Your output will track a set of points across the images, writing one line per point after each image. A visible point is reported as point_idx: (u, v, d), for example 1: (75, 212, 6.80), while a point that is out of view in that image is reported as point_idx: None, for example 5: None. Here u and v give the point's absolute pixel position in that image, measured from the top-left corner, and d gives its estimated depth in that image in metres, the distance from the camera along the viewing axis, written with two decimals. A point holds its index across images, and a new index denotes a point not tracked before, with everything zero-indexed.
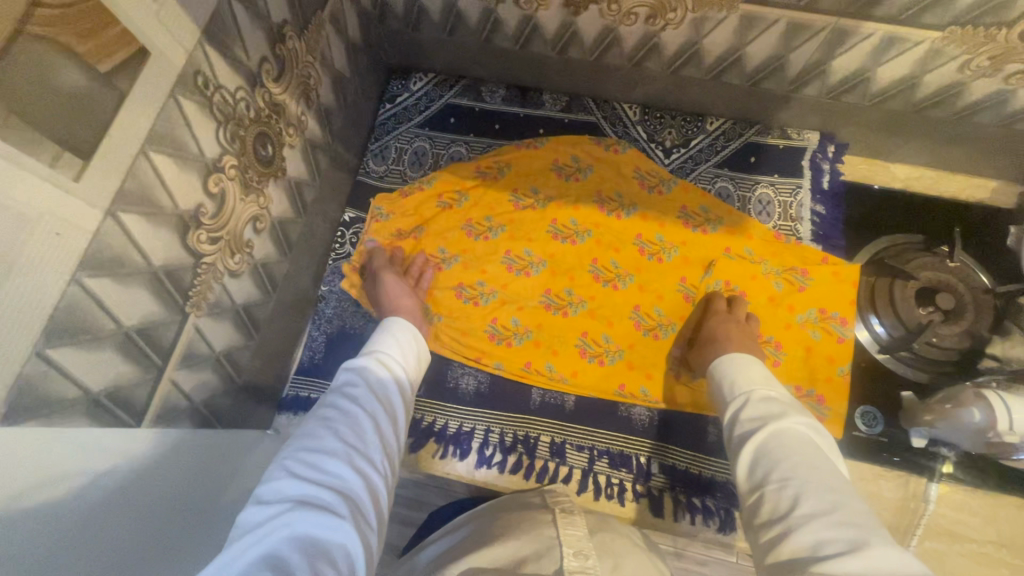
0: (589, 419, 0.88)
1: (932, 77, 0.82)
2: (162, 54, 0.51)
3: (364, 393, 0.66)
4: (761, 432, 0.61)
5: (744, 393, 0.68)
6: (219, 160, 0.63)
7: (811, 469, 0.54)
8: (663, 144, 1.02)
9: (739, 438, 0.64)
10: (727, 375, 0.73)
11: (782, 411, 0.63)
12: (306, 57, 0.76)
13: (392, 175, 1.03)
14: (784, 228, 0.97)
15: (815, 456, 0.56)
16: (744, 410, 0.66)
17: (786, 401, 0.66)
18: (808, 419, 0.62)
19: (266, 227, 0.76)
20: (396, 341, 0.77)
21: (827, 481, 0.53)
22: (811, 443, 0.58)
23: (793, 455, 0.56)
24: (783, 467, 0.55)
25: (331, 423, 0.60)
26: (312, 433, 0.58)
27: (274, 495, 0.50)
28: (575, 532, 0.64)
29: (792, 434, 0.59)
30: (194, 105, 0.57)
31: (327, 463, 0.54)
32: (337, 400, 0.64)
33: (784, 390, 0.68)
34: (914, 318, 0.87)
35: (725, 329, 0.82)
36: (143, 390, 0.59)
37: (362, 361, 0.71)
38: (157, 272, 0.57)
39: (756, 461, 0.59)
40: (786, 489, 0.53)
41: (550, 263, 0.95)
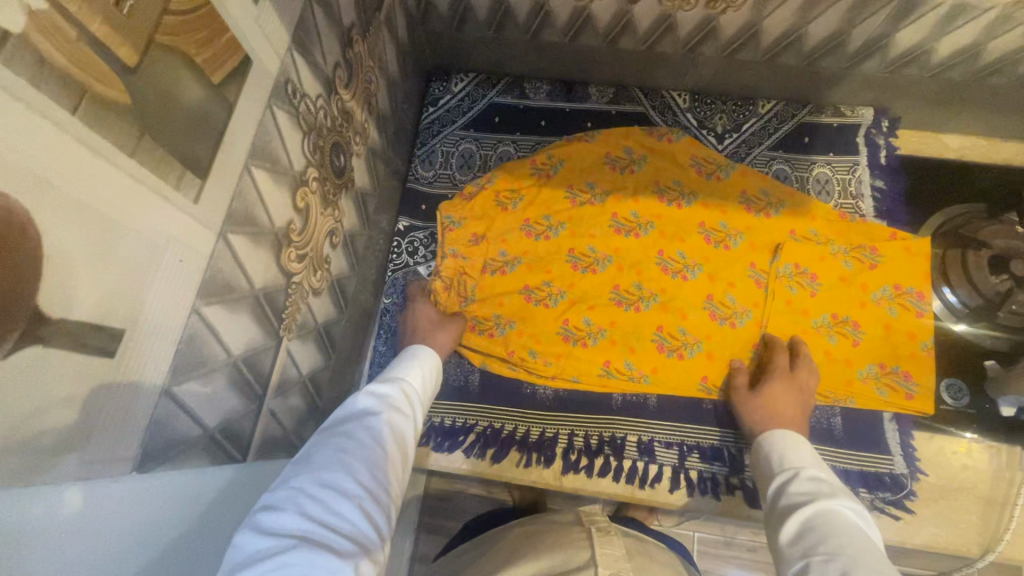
0: (674, 414, 0.86)
1: (997, 44, 0.81)
2: (260, 61, 0.48)
3: (385, 421, 0.60)
4: (809, 507, 0.59)
5: (793, 467, 0.66)
6: (305, 173, 0.60)
7: (862, 552, 0.51)
8: (715, 130, 1.00)
9: (784, 511, 0.61)
10: (776, 446, 0.70)
11: (831, 492, 0.60)
12: (368, 62, 0.74)
13: (441, 179, 1.00)
14: (846, 205, 0.95)
15: (868, 541, 0.53)
16: (791, 483, 0.64)
17: (839, 484, 0.63)
18: (860, 507, 0.59)
19: (340, 241, 0.72)
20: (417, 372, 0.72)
21: (880, 566, 0.50)
22: (864, 531, 0.55)
23: (845, 534, 0.54)
24: (834, 543, 0.53)
25: (345, 449, 0.54)
26: (323, 457, 0.52)
27: (275, 527, 0.44)
28: (612, 553, 0.64)
29: (844, 515, 0.57)
30: (285, 116, 0.54)
31: (336, 499, 0.48)
32: (355, 422, 0.58)
33: (834, 476, 0.66)
34: (989, 286, 0.86)
35: (780, 398, 0.77)
36: (248, 421, 0.55)
37: (383, 388, 0.66)
38: (259, 295, 0.53)
39: (802, 534, 0.57)
40: (834, 564, 0.51)
41: (616, 259, 0.92)
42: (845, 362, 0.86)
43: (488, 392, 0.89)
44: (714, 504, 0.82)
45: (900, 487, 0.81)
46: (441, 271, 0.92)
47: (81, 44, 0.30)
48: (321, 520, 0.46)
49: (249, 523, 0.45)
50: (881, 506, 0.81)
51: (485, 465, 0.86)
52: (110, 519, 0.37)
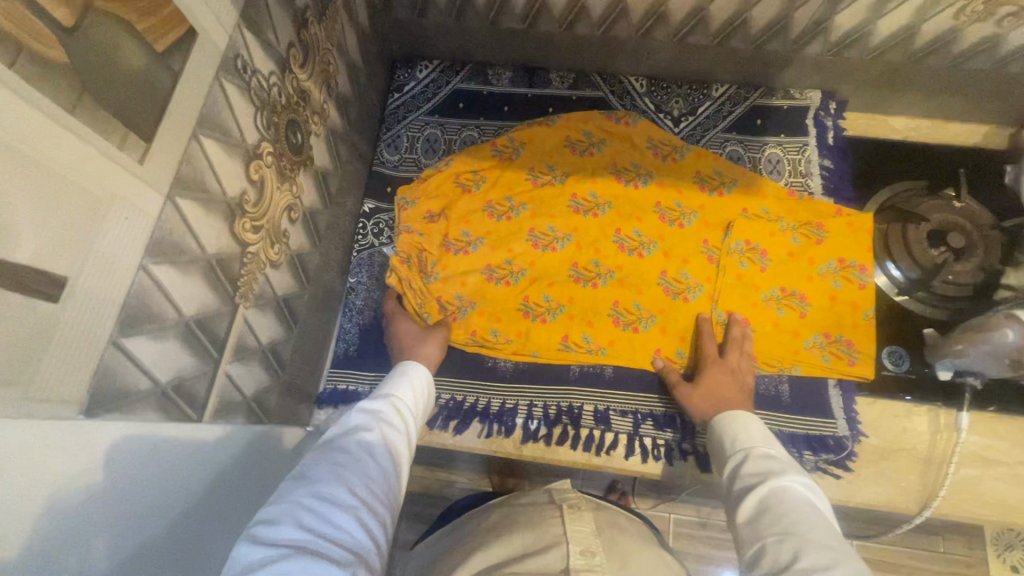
0: (629, 384, 0.89)
1: (929, 26, 0.86)
2: (207, 34, 0.50)
3: (376, 437, 0.63)
4: (762, 487, 0.62)
5: (744, 448, 0.70)
6: (258, 147, 0.62)
7: (812, 529, 0.55)
8: (671, 114, 1.04)
9: (739, 492, 0.64)
10: (729, 427, 0.74)
11: (781, 468, 0.64)
12: (325, 44, 0.76)
13: (406, 163, 1.03)
14: (795, 184, 0.99)
15: (816, 516, 0.57)
16: (744, 462, 0.67)
17: (786, 458, 0.67)
18: (807, 479, 0.63)
19: (299, 216, 0.75)
20: (408, 386, 0.76)
21: (830, 542, 0.53)
22: (812, 503, 0.59)
23: (795, 512, 0.57)
24: (786, 523, 0.56)
25: (338, 465, 0.57)
26: (318, 473, 0.56)
27: (274, 538, 0.48)
28: (582, 528, 0.66)
29: (793, 491, 0.60)
30: (235, 89, 0.56)
31: (333, 510, 0.52)
32: (346, 440, 0.61)
33: (782, 449, 0.69)
34: (928, 258, 0.91)
35: (715, 383, 0.81)
36: (204, 382, 0.58)
37: (374, 404, 0.69)
38: (211, 261, 0.56)
39: (756, 517, 0.59)
40: (788, 545, 0.54)
41: (574, 237, 0.96)
42: (791, 332, 0.90)
43: (449, 366, 0.92)
44: (667, 469, 0.85)
45: (843, 449, 0.85)
46: (398, 248, 0.95)
47: (17, 3, 0.33)
48: (318, 531, 0.49)
49: (249, 534, 0.49)
50: (824, 466, 0.85)
51: (447, 436, 0.89)
52: (30, 474, 0.37)
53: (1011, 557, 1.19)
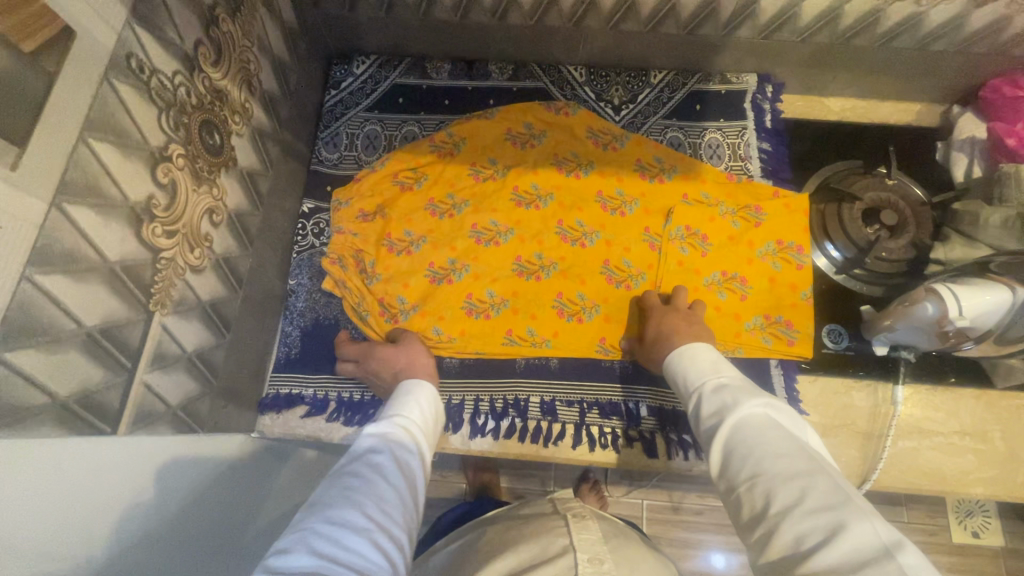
0: (575, 374, 0.89)
1: (853, 7, 0.86)
2: (87, 33, 0.49)
3: (388, 459, 0.62)
4: (723, 427, 0.61)
5: (698, 388, 0.69)
6: (166, 149, 0.60)
7: (775, 459, 0.55)
8: (612, 102, 1.04)
9: (704, 435, 0.64)
10: (682, 367, 0.74)
11: (735, 398, 0.64)
12: (242, 41, 0.74)
13: (346, 161, 1.01)
14: (735, 168, 1.00)
15: (778, 440, 0.57)
16: (702, 404, 0.67)
17: (739, 384, 0.67)
18: (761, 398, 0.63)
19: (223, 219, 0.73)
20: (416, 404, 0.73)
21: (795, 467, 0.53)
22: (771, 425, 0.59)
23: (757, 443, 0.57)
24: (751, 463, 0.56)
25: (351, 489, 0.56)
26: (331, 498, 0.54)
27: (287, 567, 0.46)
28: (588, 538, 0.63)
29: (751, 421, 0.60)
30: (130, 89, 0.54)
31: (347, 534, 0.50)
32: (357, 465, 0.60)
33: (733, 373, 0.70)
34: (863, 236, 0.92)
35: (670, 325, 0.82)
36: (115, 394, 0.56)
37: (383, 428, 0.67)
38: (114, 267, 0.54)
39: (724, 460, 0.59)
40: (757, 486, 0.54)
41: (517, 231, 0.95)
42: (733, 315, 0.91)
43: None
44: (614, 456, 0.86)
45: None
46: (330, 249, 0.94)
47: None
48: (335, 555, 0.47)
49: (261, 567, 0.47)
50: None
51: None
52: None
53: (970, 522, 1.23)
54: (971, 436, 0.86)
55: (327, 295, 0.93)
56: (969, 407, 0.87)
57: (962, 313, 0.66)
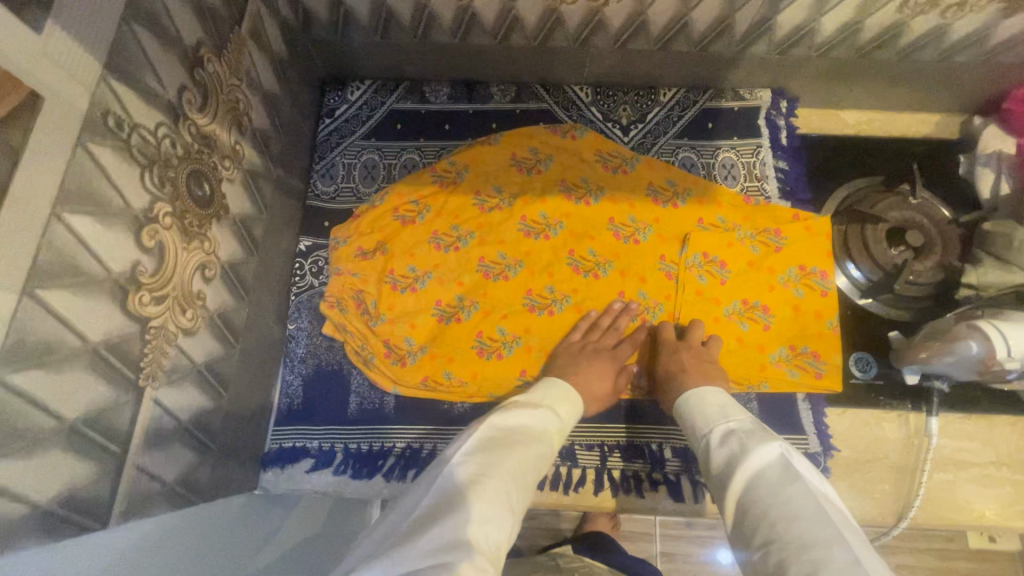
0: (594, 416, 0.85)
1: (874, 20, 0.82)
2: (58, 96, 0.43)
3: (543, 449, 0.61)
4: (735, 483, 0.57)
5: (707, 436, 0.65)
6: (151, 210, 0.55)
7: (790, 523, 0.50)
8: (620, 122, 0.99)
9: (717, 491, 0.59)
10: (692, 415, 0.70)
11: (745, 448, 0.59)
12: (230, 80, 0.69)
13: (343, 194, 0.96)
14: (751, 189, 0.96)
15: (792, 499, 0.52)
16: (711, 454, 0.63)
17: (749, 430, 0.62)
18: (769, 446, 0.58)
19: (217, 273, 0.68)
20: (569, 400, 0.71)
21: (810, 533, 0.48)
22: (784, 479, 0.54)
23: (770, 504, 0.52)
24: (764, 527, 0.51)
25: (520, 465, 0.56)
26: (506, 462, 0.56)
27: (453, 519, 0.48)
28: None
29: (762, 477, 0.55)
30: (108, 151, 0.49)
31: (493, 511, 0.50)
32: (525, 441, 0.60)
33: (743, 417, 0.65)
34: (889, 259, 0.88)
35: (680, 364, 0.79)
36: (105, 485, 0.51)
37: (546, 415, 0.66)
38: (99, 348, 0.49)
39: (739, 521, 0.55)
40: (770, 554, 0.49)
41: (526, 263, 0.91)
42: (756, 347, 0.87)
43: (402, 412, 0.85)
44: (639, 501, 0.82)
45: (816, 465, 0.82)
46: (329, 292, 0.89)
47: None
48: (492, 529, 0.49)
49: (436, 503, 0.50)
50: None
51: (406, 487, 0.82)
52: None
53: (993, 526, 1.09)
54: (1007, 466, 0.82)
55: (329, 339, 0.88)
56: (1004, 435, 0.84)
57: (1012, 355, 0.64)
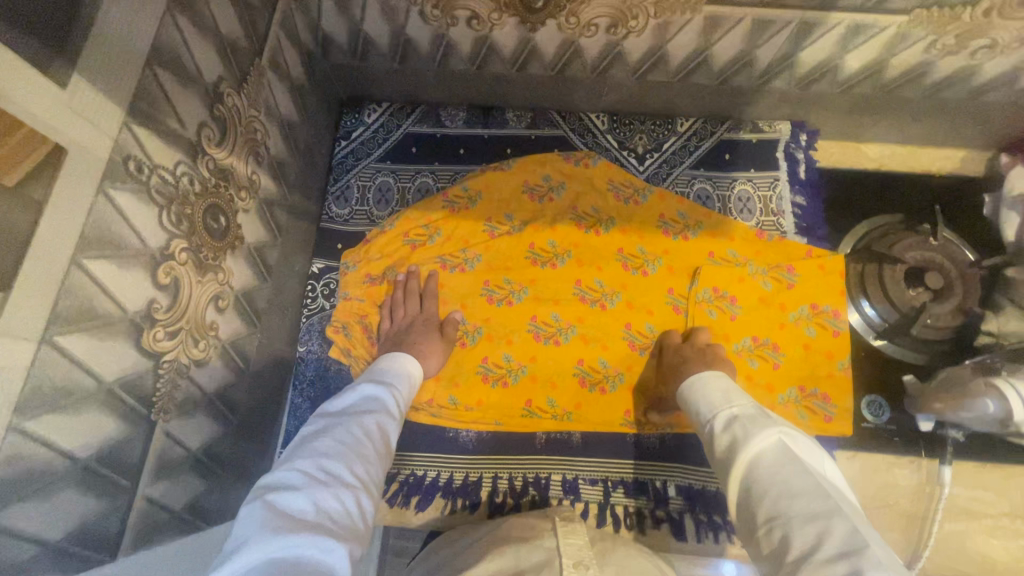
0: (598, 451, 0.85)
1: (900, 60, 0.81)
2: (83, 148, 0.44)
3: (375, 421, 0.63)
4: (738, 465, 0.54)
5: (711, 425, 0.62)
6: (168, 248, 0.56)
7: (793, 497, 0.47)
8: (636, 151, 0.99)
9: (721, 475, 0.56)
10: (699, 403, 0.66)
11: (748, 431, 0.56)
12: (249, 112, 0.69)
13: (357, 216, 0.97)
14: (767, 223, 0.94)
15: (792, 477, 0.49)
16: (715, 442, 0.59)
17: (751, 416, 0.59)
18: (770, 428, 0.55)
19: (230, 302, 0.69)
20: (406, 380, 0.74)
21: (810, 508, 0.46)
22: (785, 459, 0.51)
23: (772, 480, 0.50)
24: (767, 502, 0.48)
25: (343, 444, 0.57)
26: (324, 448, 0.56)
27: (287, 505, 0.47)
28: (576, 542, 0.57)
29: (764, 458, 0.52)
30: (128, 193, 0.50)
31: (335, 489, 0.51)
32: (348, 422, 0.61)
33: (746, 403, 0.62)
34: (905, 300, 0.87)
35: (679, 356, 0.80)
36: (115, 519, 0.52)
37: (371, 392, 0.68)
38: (112, 388, 0.50)
39: (742, 504, 0.52)
40: (775, 530, 0.46)
41: (532, 290, 0.90)
42: (765, 386, 0.85)
43: (408, 440, 0.87)
44: (641, 540, 0.81)
45: None
46: (335, 316, 0.88)
47: None
48: (336, 505, 0.50)
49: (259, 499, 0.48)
50: None
51: (410, 512, 0.84)
52: None
53: None
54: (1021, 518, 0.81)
55: (337, 362, 0.88)
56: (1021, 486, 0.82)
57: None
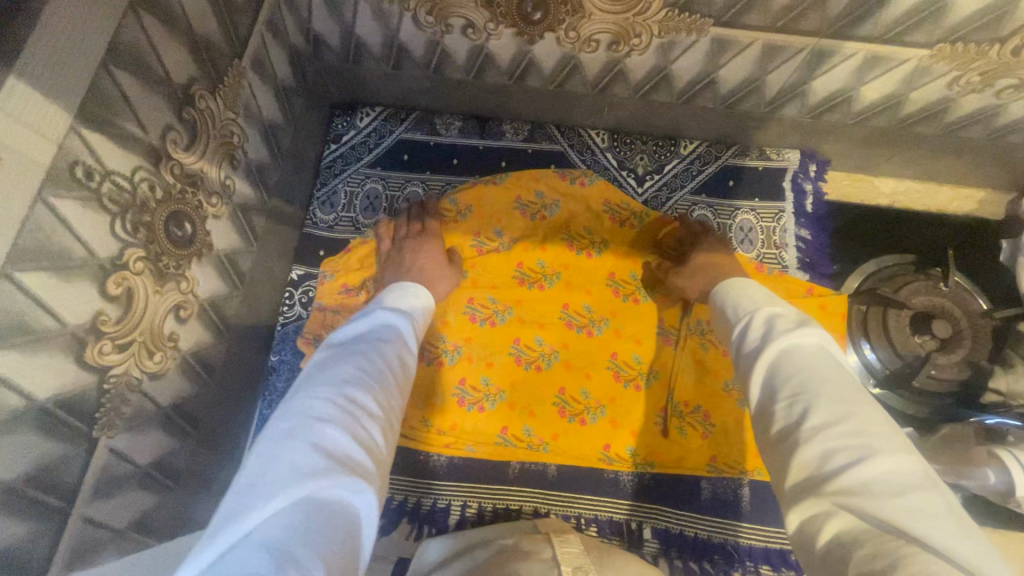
0: (572, 486, 0.81)
1: (919, 94, 0.76)
2: (21, 155, 0.41)
3: (395, 352, 0.58)
4: (771, 350, 0.51)
5: (748, 314, 0.57)
6: (121, 256, 0.53)
7: (830, 383, 0.46)
8: (636, 172, 0.95)
9: (747, 356, 0.54)
10: (727, 302, 0.62)
11: (793, 326, 0.53)
12: (225, 114, 0.67)
13: (342, 223, 0.94)
14: (768, 256, 0.89)
15: (830, 370, 0.47)
16: (748, 330, 0.56)
17: (791, 315, 0.55)
18: (814, 330, 0.52)
19: (193, 311, 0.66)
20: (422, 309, 0.69)
21: (843, 395, 0.45)
22: (822, 356, 0.49)
23: (812, 367, 0.47)
24: (798, 380, 0.47)
25: (365, 373, 0.52)
26: (346, 377, 0.50)
27: (316, 443, 0.42)
28: (572, 550, 0.53)
29: (801, 352, 0.50)
30: (74, 202, 0.47)
31: (362, 425, 0.47)
32: (370, 349, 0.56)
33: (789, 306, 0.57)
34: (909, 349, 0.82)
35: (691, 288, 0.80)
36: (43, 541, 0.50)
37: (391, 320, 0.62)
38: (46, 407, 0.47)
39: (764, 379, 0.50)
40: (798, 403, 0.45)
41: (517, 311, 0.86)
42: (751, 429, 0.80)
43: None
44: None
45: None
46: (307, 327, 0.84)
47: None
48: (365, 444, 0.46)
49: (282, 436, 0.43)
50: None
51: (374, 536, 0.80)
52: None
53: None
54: None
55: None
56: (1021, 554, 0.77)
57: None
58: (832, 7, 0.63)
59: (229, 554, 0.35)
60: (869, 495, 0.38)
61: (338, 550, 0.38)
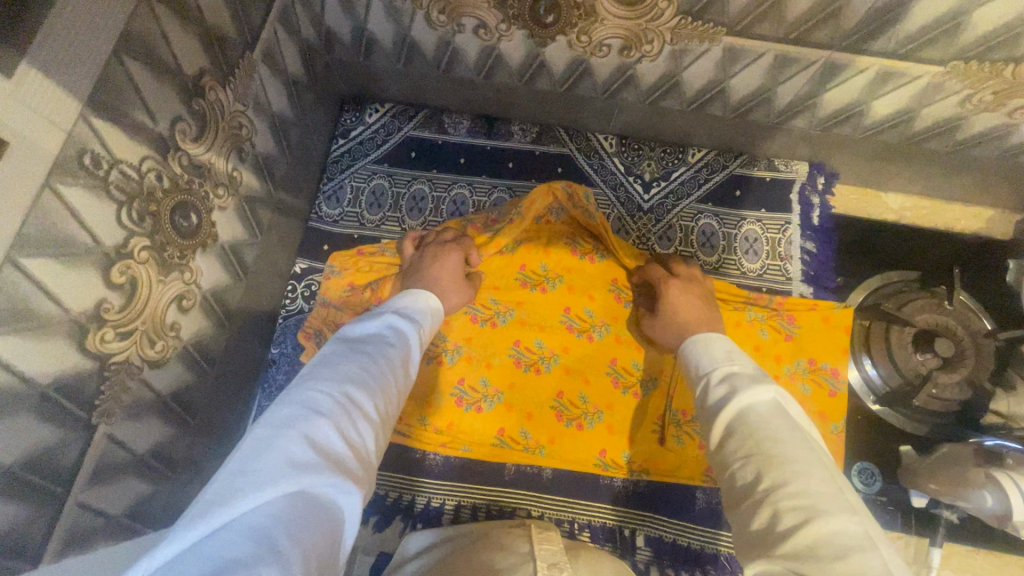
0: (566, 490, 0.82)
1: (931, 111, 0.75)
2: (31, 143, 0.42)
3: (399, 356, 0.58)
4: (728, 410, 0.52)
5: (707, 373, 0.58)
6: (127, 245, 0.53)
7: (779, 443, 0.46)
8: (643, 178, 0.94)
9: (708, 413, 0.54)
10: (694, 355, 0.61)
11: (748, 382, 0.53)
12: (235, 107, 0.67)
13: (347, 218, 0.94)
14: (773, 268, 0.89)
15: (784, 429, 0.48)
16: (708, 388, 0.56)
17: (750, 372, 0.55)
18: (769, 386, 0.52)
19: (196, 301, 0.66)
20: (429, 316, 0.69)
21: (793, 455, 0.45)
22: (779, 415, 0.49)
23: (764, 428, 0.48)
24: (750, 442, 0.48)
25: (367, 373, 0.52)
26: (347, 374, 0.50)
27: (311, 435, 0.42)
28: (550, 547, 0.53)
29: (755, 410, 0.50)
30: (82, 191, 0.47)
31: (357, 424, 0.47)
32: (375, 350, 0.56)
33: (749, 363, 0.57)
34: (911, 366, 0.81)
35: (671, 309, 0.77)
36: (39, 524, 0.50)
37: (398, 324, 0.62)
38: (47, 392, 0.48)
39: (724, 442, 0.51)
40: (751, 465, 0.47)
41: (518, 313, 0.86)
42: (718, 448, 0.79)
43: None
44: None
45: None
46: (309, 321, 0.84)
47: None
48: (357, 444, 0.46)
49: (279, 423, 0.43)
50: None
51: (367, 532, 0.81)
52: None
53: None
54: None
55: None
56: None
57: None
58: (846, 20, 0.63)
59: (210, 533, 0.35)
60: (812, 558, 0.38)
61: (316, 544, 0.37)
